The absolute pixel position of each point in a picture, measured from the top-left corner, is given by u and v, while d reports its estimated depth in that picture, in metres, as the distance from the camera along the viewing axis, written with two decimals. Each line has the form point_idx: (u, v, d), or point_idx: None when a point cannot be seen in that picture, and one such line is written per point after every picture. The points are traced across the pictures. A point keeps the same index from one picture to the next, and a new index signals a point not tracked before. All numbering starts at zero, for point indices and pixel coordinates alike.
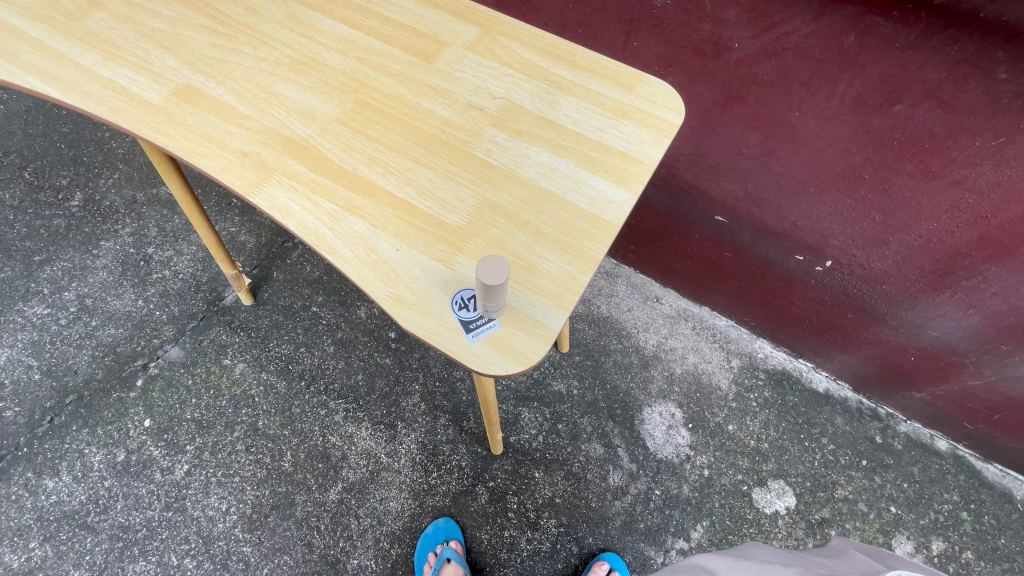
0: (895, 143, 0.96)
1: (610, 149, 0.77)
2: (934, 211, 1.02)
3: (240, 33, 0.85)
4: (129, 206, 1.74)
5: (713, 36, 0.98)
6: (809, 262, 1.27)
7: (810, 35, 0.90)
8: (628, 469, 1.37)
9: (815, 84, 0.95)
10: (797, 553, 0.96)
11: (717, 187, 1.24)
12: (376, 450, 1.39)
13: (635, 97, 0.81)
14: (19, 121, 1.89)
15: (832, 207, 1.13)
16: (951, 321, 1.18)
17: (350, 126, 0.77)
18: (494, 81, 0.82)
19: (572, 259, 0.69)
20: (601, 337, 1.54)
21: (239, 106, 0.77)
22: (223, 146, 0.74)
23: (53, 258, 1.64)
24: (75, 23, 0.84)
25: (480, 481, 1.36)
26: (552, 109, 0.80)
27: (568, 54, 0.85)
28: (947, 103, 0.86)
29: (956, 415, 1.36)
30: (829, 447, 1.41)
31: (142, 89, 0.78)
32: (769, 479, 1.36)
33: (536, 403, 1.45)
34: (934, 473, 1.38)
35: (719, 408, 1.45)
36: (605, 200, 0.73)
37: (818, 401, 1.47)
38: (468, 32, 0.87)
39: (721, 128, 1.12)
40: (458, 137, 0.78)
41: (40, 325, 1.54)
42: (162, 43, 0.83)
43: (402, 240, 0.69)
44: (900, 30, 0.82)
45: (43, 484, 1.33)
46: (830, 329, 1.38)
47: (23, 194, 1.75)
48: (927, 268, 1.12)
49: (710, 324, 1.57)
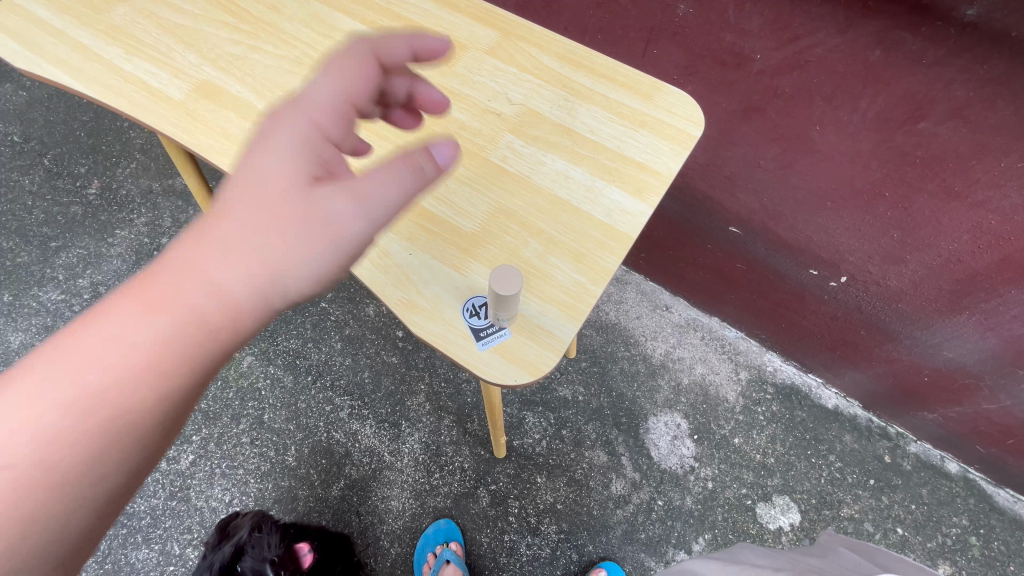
0: (917, 161, 0.93)
1: (627, 159, 0.76)
2: (955, 231, 0.99)
3: (260, 30, 0.85)
4: (145, 196, 1.76)
5: (735, 46, 0.96)
6: (823, 277, 1.25)
7: (834, 49, 0.87)
8: (631, 478, 1.36)
9: (838, 99, 0.93)
10: (788, 556, 0.95)
11: (732, 199, 1.23)
12: (379, 448, 1.39)
13: (654, 107, 0.80)
14: (40, 108, 1.91)
15: (849, 222, 1.11)
16: (968, 343, 1.16)
17: (368, 127, 0.77)
18: (513, 86, 0.82)
19: (585, 269, 0.69)
20: (609, 344, 1.53)
21: (258, 104, 0.77)
22: (241, 144, 0.74)
23: (69, 244, 1.67)
24: (98, 16, 0.84)
25: (482, 484, 1.35)
26: (569, 117, 0.79)
27: (588, 60, 0.84)
28: (973, 123, 0.83)
29: (969, 438, 1.33)
30: (837, 464, 1.39)
31: (163, 85, 0.78)
32: (774, 494, 1.35)
33: (541, 407, 1.45)
34: (943, 495, 1.36)
35: (725, 421, 1.44)
36: (620, 211, 0.72)
37: (828, 418, 1.45)
38: (488, 36, 0.86)
39: (738, 139, 1.11)
40: (475, 141, 0.77)
41: (54, 311, 1.56)
42: (185, 38, 0.83)
43: (416, 244, 0.69)
44: (927, 47, 0.79)
45: None
46: (842, 345, 1.37)
47: (41, 180, 1.78)
48: (945, 288, 1.10)
49: (719, 335, 1.56)
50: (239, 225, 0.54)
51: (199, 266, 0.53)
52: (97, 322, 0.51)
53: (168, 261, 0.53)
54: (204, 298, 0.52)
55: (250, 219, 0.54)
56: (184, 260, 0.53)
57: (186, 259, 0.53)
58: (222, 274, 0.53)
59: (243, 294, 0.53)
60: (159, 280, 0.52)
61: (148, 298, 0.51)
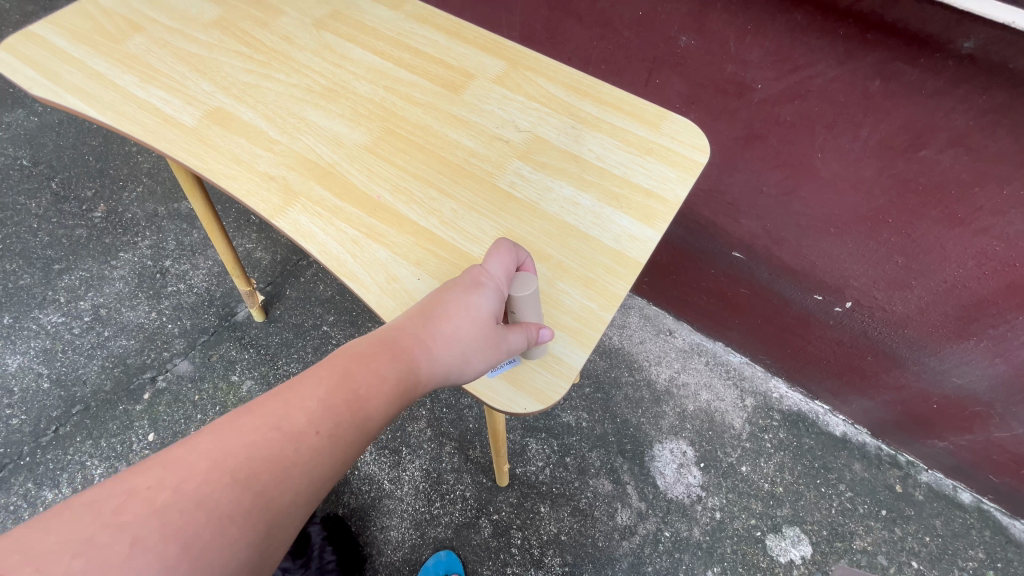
0: (920, 188, 0.94)
1: (633, 186, 0.77)
2: (959, 256, 0.99)
3: (273, 59, 0.87)
4: (150, 219, 1.77)
5: (736, 76, 0.98)
6: (828, 302, 1.25)
7: (834, 79, 0.89)
8: (637, 507, 1.33)
9: (838, 127, 0.94)
10: None
11: (736, 224, 1.24)
12: (378, 476, 1.36)
13: (659, 134, 0.81)
14: (51, 133, 1.95)
15: (853, 248, 1.11)
16: (976, 369, 1.14)
17: (377, 153, 0.78)
18: (520, 114, 0.83)
19: (594, 295, 0.68)
20: (612, 370, 1.52)
21: (268, 130, 0.79)
22: (251, 169, 0.74)
23: (72, 267, 1.67)
24: (115, 45, 0.86)
25: (484, 513, 1.32)
26: (576, 144, 0.80)
27: (593, 90, 0.86)
28: (975, 151, 0.84)
29: (981, 467, 1.30)
30: (847, 494, 1.36)
31: (175, 111, 0.79)
32: (784, 525, 1.31)
33: (544, 434, 1.42)
34: (957, 527, 1.32)
35: (732, 448, 1.41)
36: (628, 237, 0.72)
37: (836, 446, 1.43)
38: (496, 65, 0.88)
39: (741, 166, 1.12)
40: (483, 167, 0.78)
41: (53, 333, 1.55)
42: (198, 67, 0.85)
43: (424, 268, 0.69)
44: (926, 77, 0.80)
45: (42, 496, 1.32)
46: (848, 371, 1.36)
47: (48, 204, 1.79)
48: (952, 314, 1.09)
49: (724, 361, 1.55)
50: (455, 321, 0.58)
51: (425, 342, 0.56)
52: (347, 357, 0.54)
53: (399, 329, 0.57)
54: (411, 371, 0.55)
55: (459, 327, 0.57)
56: (416, 337, 0.56)
57: (410, 335, 0.56)
58: (431, 359, 0.56)
59: (432, 377, 0.56)
60: (389, 345, 0.55)
61: (382, 358, 0.54)
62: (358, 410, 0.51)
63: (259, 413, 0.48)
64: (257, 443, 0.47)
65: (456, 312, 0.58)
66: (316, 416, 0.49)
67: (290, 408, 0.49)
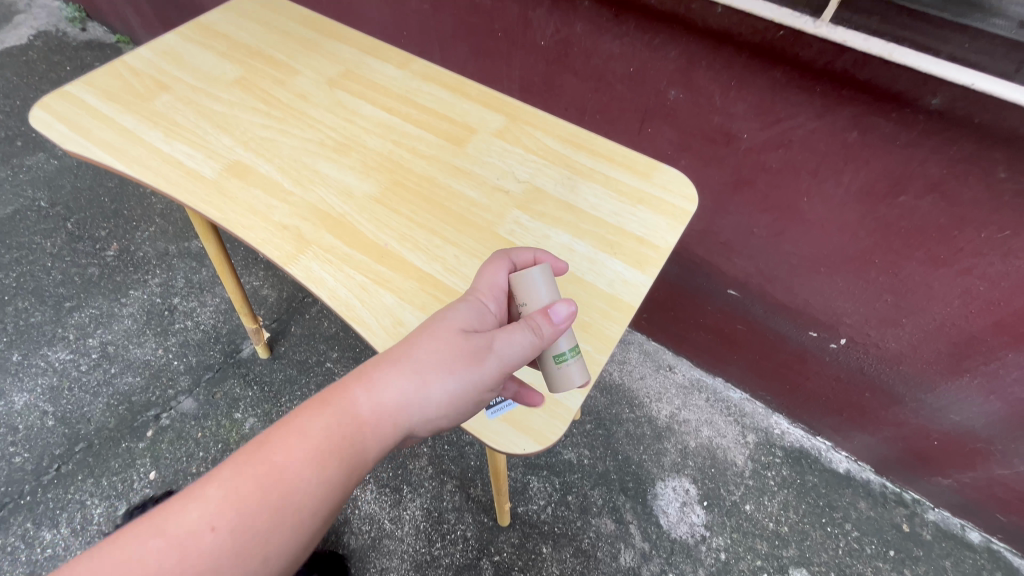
0: (902, 231, 0.98)
1: (626, 233, 0.81)
2: (946, 295, 1.02)
3: (289, 116, 0.93)
4: (160, 257, 1.82)
5: (723, 126, 1.04)
6: (823, 339, 1.27)
7: (814, 130, 0.94)
8: (640, 548, 1.31)
9: (822, 174, 0.99)
10: None
11: (729, 263, 1.28)
12: (379, 516, 1.35)
13: (650, 184, 0.86)
14: (69, 175, 2.03)
15: (844, 287, 1.14)
16: (973, 405, 1.16)
17: (384, 203, 0.83)
18: (519, 165, 0.88)
19: (590, 337, 0.71)
20: (613, 406, 1.53)
21: (283, 182, 0.84)
22: (267, 219, 0.79)
23: (82, 304, 1.71)
24: (143, 103, 0.93)
25: (485, 554, 1.30)
26: (572, 194, 0.85)
27: (588, 143, 0.92)
28: (951, 197, 0.88)
29: (987, 505, 1.29)
30: (853, 533, 1.34)
31: (197, 164, 0.85)
32: (790, 567, 1.29)
33: (546, 472, 1.42)
34: (968, 568, 1.30)
35: (735, 486, 1.40)
36: (622, 282, 0.76)
37: (840, 484, 1.42)
38: (496, 120, 0.94)
39: (732, 208, 1.17)
40: (484, 216, 0.83)
41: (61, 371, 1.58)
42: (219, 123, 0.91)
43: (428, 312, 0.72)
44: (900, 129, 0.86)
45: (41, 536, 1.32)
46: (848, 407, 1.37)
47: (63, 243, 1.85)
48: (944, 351, 1.11)
49: (724, 397, 1.56)
50: (411, 352, 0.59)
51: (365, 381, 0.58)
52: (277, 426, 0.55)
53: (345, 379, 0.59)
54: (347, 415, 0.56)
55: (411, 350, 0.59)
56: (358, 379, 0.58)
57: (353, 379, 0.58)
58: (376, 396, 0.57)
59: (381, 421, 0.57)
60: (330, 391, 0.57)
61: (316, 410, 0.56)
62: (270, 487, 0.51)
63: (147, 523, 0.48)
64: (143, 559, 0.46)
65: (412, 345, 0.59)
66: (210, 513, 0.49)
67: (184, 505, 0.49)
